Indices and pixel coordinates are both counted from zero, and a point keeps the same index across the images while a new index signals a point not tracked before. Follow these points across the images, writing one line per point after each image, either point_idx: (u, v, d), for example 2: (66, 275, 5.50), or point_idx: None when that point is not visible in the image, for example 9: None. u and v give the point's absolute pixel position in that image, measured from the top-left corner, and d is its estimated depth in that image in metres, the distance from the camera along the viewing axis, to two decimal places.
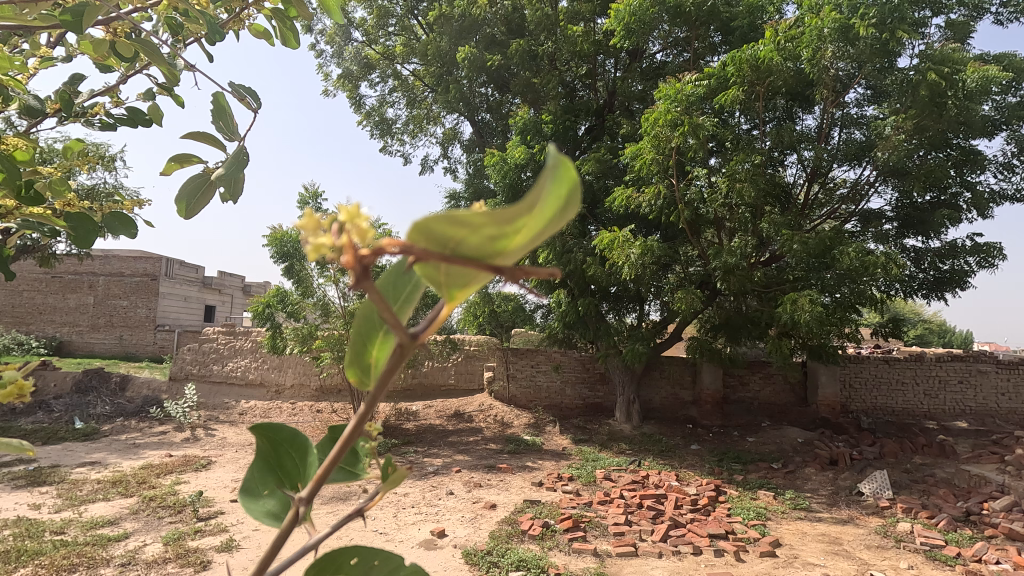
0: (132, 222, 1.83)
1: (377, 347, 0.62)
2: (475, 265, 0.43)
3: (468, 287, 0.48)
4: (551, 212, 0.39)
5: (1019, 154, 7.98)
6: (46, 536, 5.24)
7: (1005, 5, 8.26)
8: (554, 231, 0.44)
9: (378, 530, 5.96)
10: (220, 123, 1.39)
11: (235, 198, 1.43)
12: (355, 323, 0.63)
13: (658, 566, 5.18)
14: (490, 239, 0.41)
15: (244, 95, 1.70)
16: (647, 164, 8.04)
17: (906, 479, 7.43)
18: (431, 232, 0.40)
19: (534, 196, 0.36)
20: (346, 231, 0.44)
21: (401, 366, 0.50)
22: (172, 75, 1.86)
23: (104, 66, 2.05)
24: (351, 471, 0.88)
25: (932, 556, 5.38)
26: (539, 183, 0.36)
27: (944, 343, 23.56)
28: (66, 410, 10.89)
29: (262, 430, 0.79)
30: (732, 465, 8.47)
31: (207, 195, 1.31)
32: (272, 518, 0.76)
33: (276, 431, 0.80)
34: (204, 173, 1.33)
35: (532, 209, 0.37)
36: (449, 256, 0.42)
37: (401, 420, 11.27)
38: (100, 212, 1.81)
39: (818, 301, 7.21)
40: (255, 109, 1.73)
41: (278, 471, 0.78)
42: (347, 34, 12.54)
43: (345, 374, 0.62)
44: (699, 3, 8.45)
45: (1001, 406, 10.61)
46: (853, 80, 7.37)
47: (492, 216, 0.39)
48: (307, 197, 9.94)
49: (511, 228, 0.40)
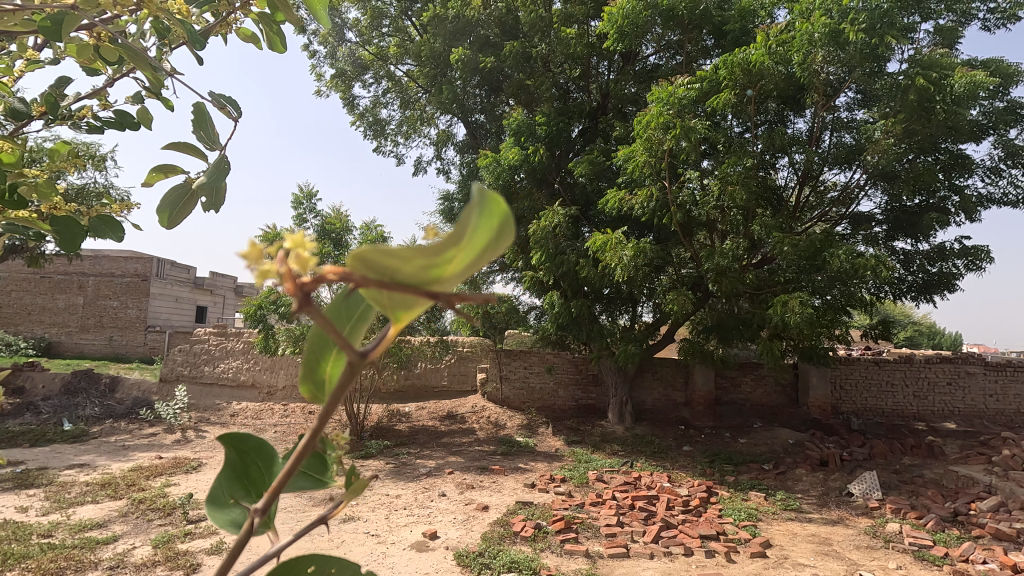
0: (119, 224, 1.83)
1: (330, 363, 0.65)
2: (413, 292, 0.45)
3: (412, 311, 0.51)
4: (481, 242, 0.43)
5: (1007, 158, 8.07)
6: (34, 539, 5.19)
7: (993, 11, 8.37)
8: (488, 259, 0.47)
9: (370, 531, 5.95)
10: (201, 133, 1.39)
11: (217, 207, 1.43)
12: (308, 345, 0.65)
13: (650, 566, 5.20)
14: (423, 269, 0.44)
15: (225, 104, 1.70)
16: (639, 166, 8.14)
17: (895, 479, 7.50)
18: (367, 262, 0.43)
19: (462, 226, 0.40)
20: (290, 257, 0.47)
21: (350, 386, 0.52)
22: (156, 80, 1.86)
23: (91, 68, 2.04)
24: (320, 479, 0.90)
25: (920, 556, 5.43)
26: (465, 216, 0.40)
27: (933, 345, 23.75)
28: (55, 412, 10.81)
29: (230, 441, 0.82)
30: (724, 466, 8.52)
31: (189, 204, 1.31)
32: (236, 526, 0.80)
33: (244, 441, 0.83)
34: (186, 183, 1.33)
35: (461, 238, 0.41)
36: (387, 284, 0.44)
37: (394, 422, 11.25)
38: (87, 215, 1.81)
39: (809, 303, 7.27)
40: (236, 118, 1.74)
41: (245, 480, 0.83)
42: (340, 34, 12.48)
43: (299, 390, 0.65)
44: (691, 6, 8.50)
45: (989, 408, 10.71)
46: (843, 84, 7.45)
47: (423, 247, 0.41)
48: (300, 197, 9.93)
49: (442, 259, 0.43)
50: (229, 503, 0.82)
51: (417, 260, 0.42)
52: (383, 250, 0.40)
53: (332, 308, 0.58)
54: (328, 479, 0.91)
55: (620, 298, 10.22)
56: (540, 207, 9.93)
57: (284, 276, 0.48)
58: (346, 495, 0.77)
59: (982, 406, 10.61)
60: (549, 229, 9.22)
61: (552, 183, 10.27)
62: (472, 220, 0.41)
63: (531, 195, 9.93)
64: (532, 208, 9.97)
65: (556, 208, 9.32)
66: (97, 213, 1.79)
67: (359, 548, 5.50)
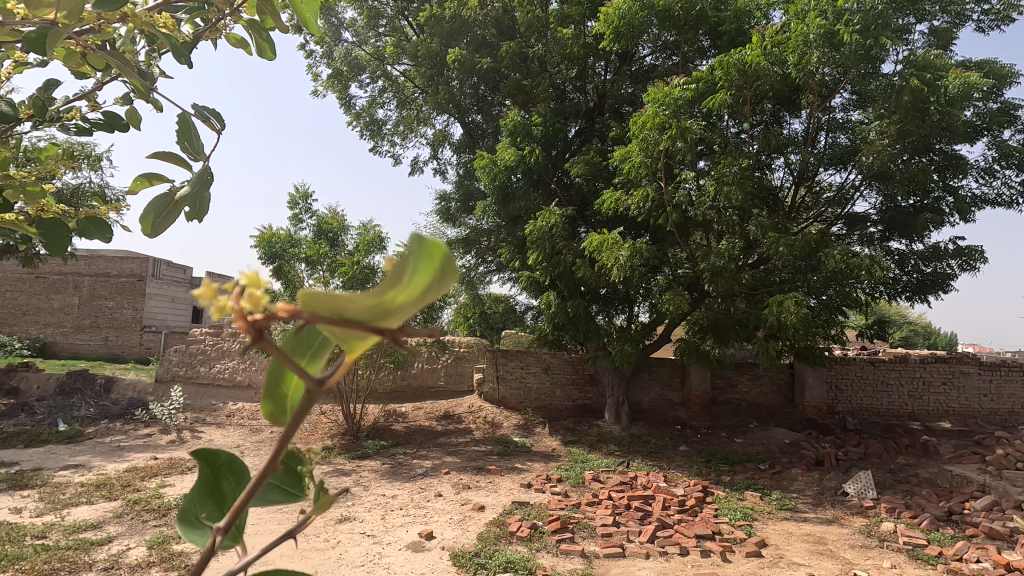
0: (107, 226, 1.82)
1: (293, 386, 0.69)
2: (361, 330, 0.47)
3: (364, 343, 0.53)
4: (423, 283, 0.45)
5: (1000, 158, 8.12)
6: (28, 541, 5.16)
7: (987, 13, 8.41)
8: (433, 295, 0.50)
9: (366, 532, 5.95)
10: (185, 144, 1.39)
11: (201, 217, 1.43)
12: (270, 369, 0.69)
13: (645, 566, 5.21)
14: (369, 308, 0.46)
15: (208, 116, 1.70)
16: (635, 166, 8.17)
17: (890, 479, 7.53)
18: (314, 305, 0.45)
19: (401, 271, 0.43)
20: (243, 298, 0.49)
21: (309, 412, 0.55)
22: (143, 86, 1.86)
23: (80, 71, 2.03)
24: (293, 492, 0.91)
25: (915, 555, 5.45)
26: (403, 260, 0.42)
27: (929, 345, 23.82)
28: (49, 413, 10.76)
29: (202, 455, 0.84)
30: (719, 466, 8.54)
31: (173, 214, 1.30)
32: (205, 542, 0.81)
33: (216, 456, 0.86)
34: (169, 194, 1.33)
35: (402, 280, 0.43)
36: (335, 322, 0.47)
37: (391, 422, 11.24)
38: (74, 216, 1.80)
39: (804, 303, 7.29)
40: (219, 129, 1.73)
41: (216, 494, 0.84)
42: (336, 34, 12.45)
43: (262, 412, 0.68)
44: (687, 7, 8.52)
45: (983, 407, 10.75)
46: (838, 85, 7.49)
47: (365, 290, 0.44)
48: (296, 197, 9.92)
49: (386, 298, 0.45)
50: (197, 520, 0.83)
51: (361, 305, 0.44)
52: (330, 294, 0.42)
53: (289, 340, 0.61)
54: (302, 493, 0.91)
55: (617, 298, 10.24)
56: (536, 207, 9.94)
57: (239, 313, 0.49)
58: (313, 509, 0.78)
59: (977, 406, 10.64)
60: (545, 229, 9.22)
61: (548, 183, 10.27)
62: (412, 268, 0.43)
63: (527, 196, 9.94)
64: (529, 208, 9.97)
65: (552, 208, 9.32)
66: (84, 216, 1.78)
67: (354, 548, 5.49)
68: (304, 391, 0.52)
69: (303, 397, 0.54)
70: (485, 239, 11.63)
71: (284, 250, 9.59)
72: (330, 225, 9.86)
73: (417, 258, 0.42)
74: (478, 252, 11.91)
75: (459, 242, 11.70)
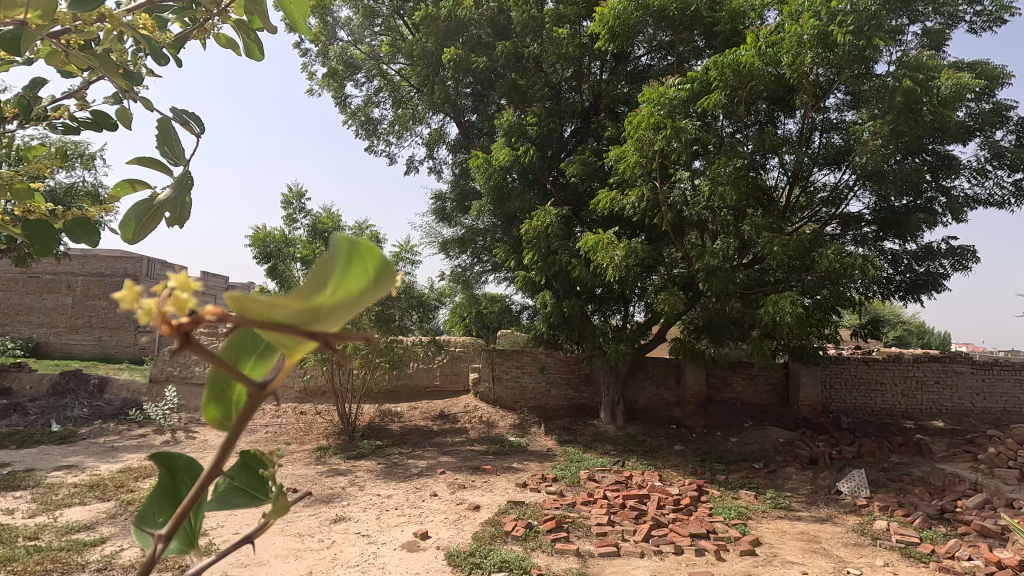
0: (94, 227, 1.82)
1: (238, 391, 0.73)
2: (293, 333, 0.47)
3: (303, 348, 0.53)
4: (352, 287, 0.46)
5: (993, 159, 8.17)
6: (20, 542, 5.14)
7: (979, 14, 8.45)
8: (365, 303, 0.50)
9: (361, 532, 5.94)
10: (165, 148, 1.38)
11: (182, 222, 1.43)
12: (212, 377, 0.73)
13: (640, 565, 5.22)
14: (300, 311, 0.46)
15: (188, 120, 1.70)
16: (630, 166, 8.20)
17: (883, 477, 7.57)
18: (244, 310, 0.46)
19: (327, 275, 0.43)
20: (168, 299, 0.48)
21: (253, 416, 0.56)
22: (129, 87, 1.85)
23: (66, 71, 2.02)
24: (255, 496, 0.90)
25: (908, 553, 5.48)
26: (329, 261, 0.43)
27: (922, 344, 23.95)
28: (42, 413, 10.70)
29: (161, 458, 0.85)
30: (714, 465, 8.57)
31: (155, 219, 1.30)
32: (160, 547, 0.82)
33: (173, 459, 0.87)
34: (150, 198, 1.32)
35: (327, 285, 0.44)
36: (269, 325, 0.47)
37: (386, 421, 11.23)
38: (61, 217, 1.80)
39: (799, 302, 7.32)
40: (198, 133, 1.73)
41: (173, 497, 0.86)
42: (332, 32, 12.41)
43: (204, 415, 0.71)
44: (682, 7, 8.54)
45: (976, 406, 10.78)
46: (832, 86, 7.53)
47: (291, 294, 0.44)
48: (290, 197, 9.90)
49: (314, 302, 0.45)
50: (153, 524, 0.84)
51: (290, 309, 0.45)
52: (255, 299, 0.42)
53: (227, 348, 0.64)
54: (264, 496, 0.90)
55: (612, 298, 10.25)
56: (532, 206, 9.95)
57: (163, 316, 0.47)
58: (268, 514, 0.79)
59: (969, 405, 10.71)
60: (541, 229, 9.23)
61: (544, 182, 10.28)
62: (337, 271, 0.44)
63: (523, 195, 9.95)
64: (524, 208, 9.98)
65: (548, 208, 9.34)
66: (71, 217, 1.78)
67: (349, 548, 5.48)
68: (246, 396, 0.54)
69: (246, 403, 0.55)
70: (481, 238, 11.63)
71: (279, 249, 9.57)
72: (324, 225, 9.83)
73: (340, 263, 0.43)
74: (475, 251, 11.89)
75: (455, 241, 11.69)
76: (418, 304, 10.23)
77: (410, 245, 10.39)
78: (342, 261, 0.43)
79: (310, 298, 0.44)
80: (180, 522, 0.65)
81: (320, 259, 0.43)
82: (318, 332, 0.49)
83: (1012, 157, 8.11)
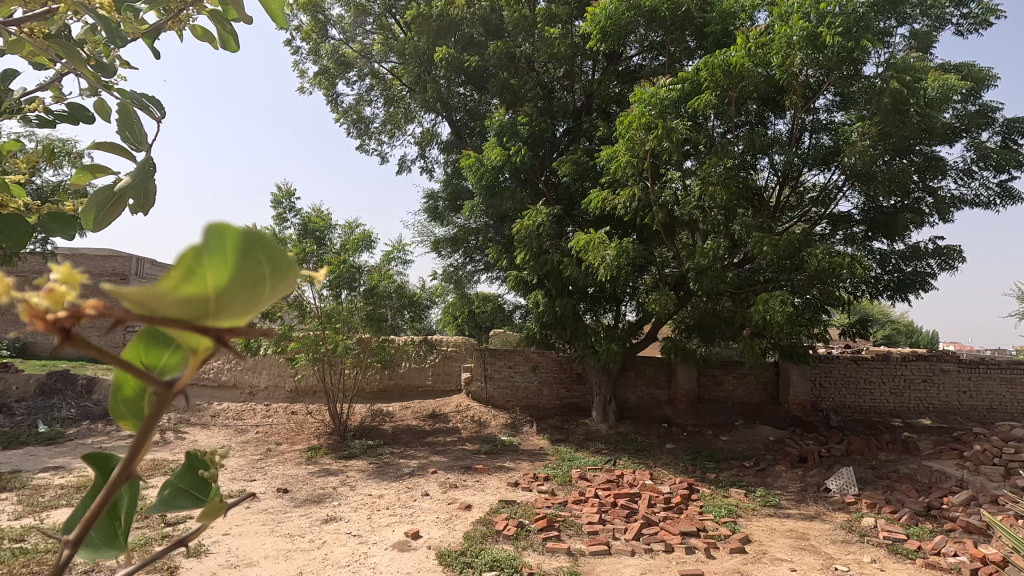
0: (71, 220, 1.81)
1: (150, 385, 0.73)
2: (181, 327, 0.47)
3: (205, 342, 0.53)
4: (238, 278, 0.45)
5: (979, 159, 8.27)
6: (6, 544, 5.10)
7: (966, 16, 8.56)
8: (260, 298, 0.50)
9: (352, 532, 5.93)
10: (127, 133, 1.37)
11: (145, 209, 1.41)
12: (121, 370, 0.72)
13: (631, 563, 5.23)
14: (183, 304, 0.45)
15: (147, 104, 1.67)
16: (622, 166, 8.23)
17: (871, 475, 7.65)
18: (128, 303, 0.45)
19: (203, 267, 0.42)
20: (50, 293, 0.47)
21: (163, 414, 0.58)
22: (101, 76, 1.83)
23: (40, 62, 1.99)
24: (198, 497, 0.90)
25: (895, 550, 5.54)
26: (202, 252, 0.42)
27: (911, 343, 24.18)
28: (29, 414, 10.59)
29: (95, 460, 0.86)
30: (705, 464, 8.62)
31: (117, 208, 1.29)
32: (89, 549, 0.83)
33: (107, 461, 0.87)
34: (111, 186, 1.31)
35: (206, 275, 0.43)
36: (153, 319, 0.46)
37: (377, 422, 11.20)
38: (37, 211, 1.79)
39: (789, 301, 7.37)
40: (158, 118, 1.71)
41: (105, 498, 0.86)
42: (323, 30, 12.32)
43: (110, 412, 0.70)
44: (673, 7, 8.57)
45: (962, 404, 10.88)
46: (821, 87, 7.59)
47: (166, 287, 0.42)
48: (281, 196, 9.84)
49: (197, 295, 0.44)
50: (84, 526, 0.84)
51: (169, 302, 0.44)
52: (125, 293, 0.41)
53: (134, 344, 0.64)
54: (208, 498, 0.91)
55: (603, 296, 10.29)
56: (524, 206, 9.96)
57: (44, 314, 0.47)
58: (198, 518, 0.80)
59: (956, 403, 10.83)
60: (532, 229, 9.24)
61: (536, 182, 10.30)
62: (213, 263, 0.43)
63: (514, 195, 9.97)
64: (516, 207, 10.00)
65: (540, 207, 9.35)
66: (46, 211, 1.76)
67: (340, 548, 5.47)
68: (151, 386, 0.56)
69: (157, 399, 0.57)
70: (473, 238, 11.61)
71: None
72: (315, 224, 9.78)
73: (213, 254, 0.42)
74: (466, 250, 11.82)
75: (448, 240, 11.67)
76: (410, 303, 10.18)
77: (402, 244, 10.38)
78: (216, 251, 0.42)
79: (188, 288, 0.43)
80: (93, 523, 0.65)
81: (191, 247, 0.42)
82: (208, 322, 0.48)
83: (997, 159, 8.23)
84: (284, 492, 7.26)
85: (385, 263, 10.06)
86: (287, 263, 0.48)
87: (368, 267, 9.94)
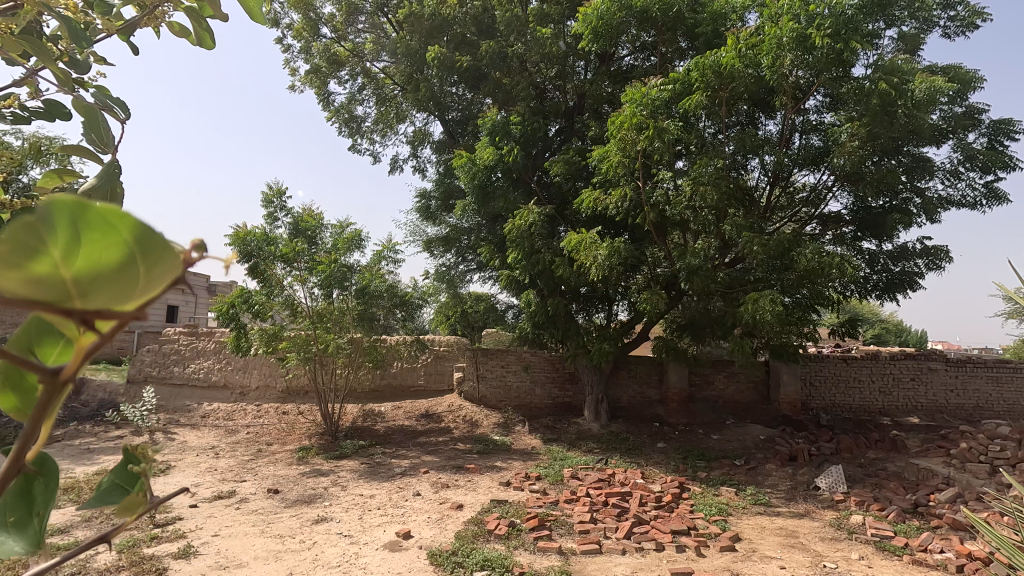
0: None
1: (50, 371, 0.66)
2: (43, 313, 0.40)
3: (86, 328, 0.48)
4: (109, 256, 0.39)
5: (965, 161, 8.37)
6: None
7: (953, 19, 8.66)
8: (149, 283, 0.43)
9: (343, 532, 5.91)
10: (88, 136, 1.31)
11: None
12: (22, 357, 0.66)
13: (621, 562, 5.25)
14: (41, 288, 0.39)
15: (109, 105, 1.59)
16: (613, 166, 8.26)
17: (860, 473, 7.71)
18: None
19: (50, 244, 0.36)
20: None
21: (54, 402, 0.53)
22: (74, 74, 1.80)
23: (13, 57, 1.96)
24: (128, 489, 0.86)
25: (882, 547, 5.60)
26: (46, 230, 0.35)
27: (900, 342, 24.42)
28: (16, 415, 10.47)
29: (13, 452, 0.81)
30: (696, 463, 8.66)
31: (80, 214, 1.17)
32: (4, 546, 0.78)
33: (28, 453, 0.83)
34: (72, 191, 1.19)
35: (57, 256, 0.37)
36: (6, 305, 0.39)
37: (369, 422, 11.16)
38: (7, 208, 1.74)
39: (779, 301, 7.41)
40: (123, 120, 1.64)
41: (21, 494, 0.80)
42: (315, 28, 12.25)
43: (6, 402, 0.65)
44: (665, 7, 8.62)
45: (950, 402, 10.98)
46: (811, 88, 7.64)
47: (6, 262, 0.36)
48: (271, 195, 9.79)
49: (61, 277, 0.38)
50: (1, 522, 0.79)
51: (16, 284, 0.37)
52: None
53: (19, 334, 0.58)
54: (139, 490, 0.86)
55: (595, 296, 10.30)
56: (516, 205, 9.97)
57: None
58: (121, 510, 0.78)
59: (943, 401, 10.94)
60: (524, 228, 9.24)
61: (528, 181, 10.31)
62: (61, 240, 0.36)
63: (506, 195, 9.99)
64: (508, 207, 10.00)
65: (532, 206, 9.36)
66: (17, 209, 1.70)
67: (331, 549, 5.45)
68: (42, 377, 0.52)
69: (46, 389, 0.53)
70: (465, 238, 11.68)
71: (261, 248, 9.40)
72: (306, 223, 9.73)
73: (60, 230, 0.36)
74: (459, 249, 11.96)
75: (440, 240, 11.73)
76: (401, 303, 10.13)
77: (394, 244, 10.35)
78: (68, 227, 0.36)
79: (40, 268, 0.37)
80: None
81: (31, 222, 0.35)
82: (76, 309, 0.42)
83: (983, 160, 8.33)
84: (274, 492, 7.24)
85: (376, 263, 10.03)
86: (166, 249, 0.42)
87: (359, 266, 9.91)
